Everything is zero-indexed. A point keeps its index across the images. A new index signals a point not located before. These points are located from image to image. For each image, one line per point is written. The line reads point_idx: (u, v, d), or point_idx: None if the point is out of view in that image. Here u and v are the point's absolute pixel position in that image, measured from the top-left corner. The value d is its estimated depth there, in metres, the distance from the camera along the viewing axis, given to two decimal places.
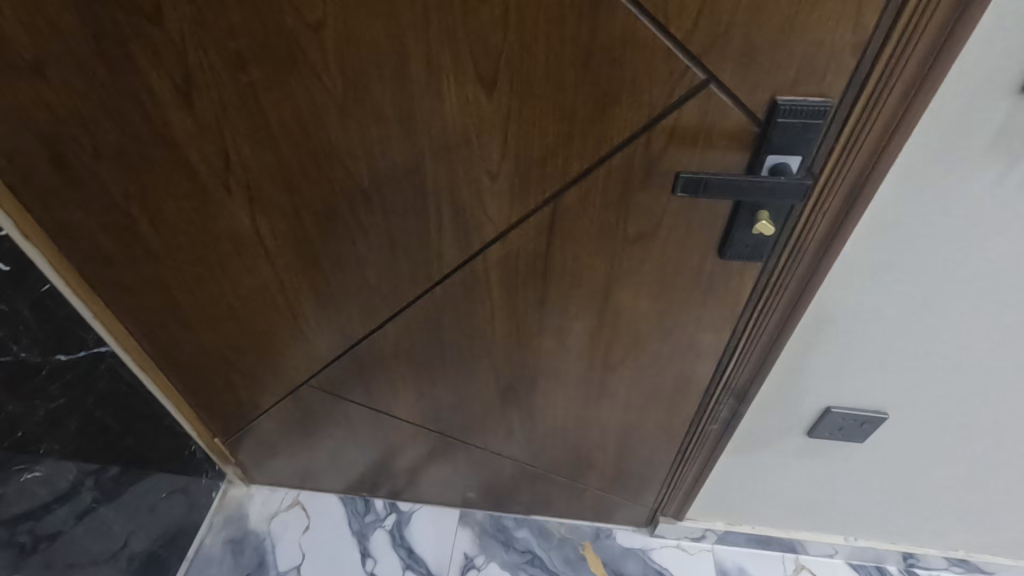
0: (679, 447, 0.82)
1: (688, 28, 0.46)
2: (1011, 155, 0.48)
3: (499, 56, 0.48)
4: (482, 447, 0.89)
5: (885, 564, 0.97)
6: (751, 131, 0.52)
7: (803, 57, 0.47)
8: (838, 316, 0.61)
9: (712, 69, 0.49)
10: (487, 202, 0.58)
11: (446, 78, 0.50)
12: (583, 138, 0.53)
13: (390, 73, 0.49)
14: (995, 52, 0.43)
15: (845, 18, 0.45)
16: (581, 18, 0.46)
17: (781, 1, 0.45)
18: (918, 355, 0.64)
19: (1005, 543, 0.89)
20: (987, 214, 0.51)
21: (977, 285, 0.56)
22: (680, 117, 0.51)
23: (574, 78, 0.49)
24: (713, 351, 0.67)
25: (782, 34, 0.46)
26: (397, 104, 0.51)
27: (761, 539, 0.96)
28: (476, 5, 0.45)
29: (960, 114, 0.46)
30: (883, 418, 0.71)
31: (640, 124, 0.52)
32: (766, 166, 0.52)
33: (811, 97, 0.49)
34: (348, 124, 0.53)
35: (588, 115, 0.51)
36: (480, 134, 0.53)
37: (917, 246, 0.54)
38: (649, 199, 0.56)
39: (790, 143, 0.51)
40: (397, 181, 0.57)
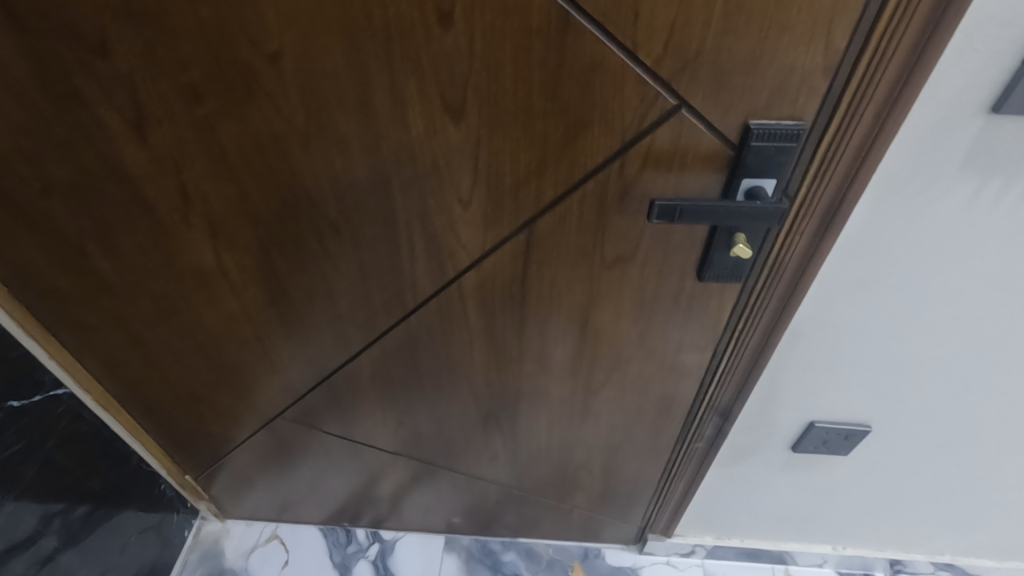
0: (673, 449, 0.93)
1: (657, 53, 0.46)
2: (976, 169, 0.51)
3: (467, 86, 0.50)
4: (467, 472, 1.04)
5: (872, 570, 1.19)
6: (726, 154, 0.52)
7: (775, 81, 0.47)
8: (817, 318, 0.67)
9: (683, 94, 0.49)
10: (460, 229, 0.61)
11: (412, 107, 0.52)
12: (556, 165, 0.55)
13: (353, 103, 0.52)
14: (962, 72, 0.45)
15: (815, 42, 0.45)
16: (547, 45, 0.47)
17: (749, 26, 0.45)
18: (890, 351, 0.71)
19: (965, 514, 1.01)
20: (955, 222, 0.56)
21: (942, 287, 0.62)
22: (653, 142, 0.52)
23: (545, 111, 0.51)
24: (696, 367, 0.76)
25: (752, 57, 0.46)
26: (363, 133, 0.54)
27: (748, 552, 1.18)
28: (440, 37, 0.47)
29: (929, 132, 0.49)
30: (865, 431, 0.83)
31: (613, 150, 0.53)
32: (742, 189, 0.53)
33: (783, 120, 0.49)
34: (313, 153, 0.56)
35: (560, 145, 0.53)
36: (451, 162, 0.55)
37: (888, 255, 0.59)
38: (625, 222, 0.59)
39: (765, 166, 0.52)
40: (365, 210, 0.60)
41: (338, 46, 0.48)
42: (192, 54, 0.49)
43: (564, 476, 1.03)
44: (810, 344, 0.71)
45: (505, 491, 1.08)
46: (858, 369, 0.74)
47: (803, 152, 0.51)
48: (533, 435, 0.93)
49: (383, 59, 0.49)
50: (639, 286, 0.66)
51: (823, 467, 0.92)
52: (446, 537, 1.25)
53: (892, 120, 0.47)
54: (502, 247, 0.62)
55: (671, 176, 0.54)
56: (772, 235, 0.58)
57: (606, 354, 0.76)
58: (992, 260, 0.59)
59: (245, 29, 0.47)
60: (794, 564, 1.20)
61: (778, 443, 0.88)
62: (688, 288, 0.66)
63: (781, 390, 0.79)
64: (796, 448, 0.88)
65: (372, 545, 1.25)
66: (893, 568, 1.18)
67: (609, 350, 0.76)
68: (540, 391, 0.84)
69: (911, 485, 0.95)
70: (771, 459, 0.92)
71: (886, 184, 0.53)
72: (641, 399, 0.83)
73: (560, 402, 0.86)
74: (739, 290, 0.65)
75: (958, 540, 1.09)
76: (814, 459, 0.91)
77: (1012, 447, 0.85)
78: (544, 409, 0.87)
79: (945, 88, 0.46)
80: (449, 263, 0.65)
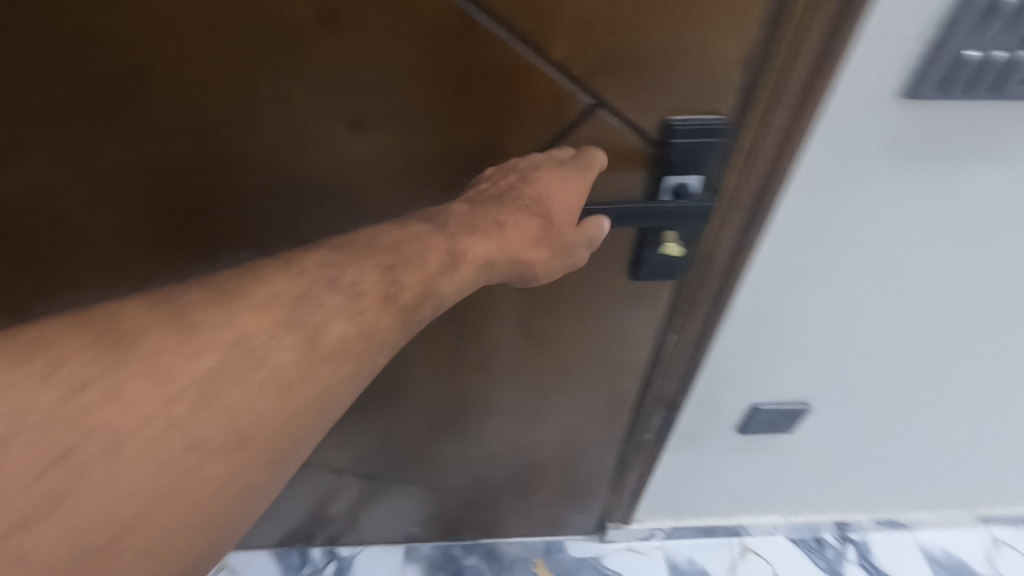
0: (625, 442, 0.92)
1: (567, 52, 0.43)
2: (893, 157, 0.51)
3: (366, 95, 0.45)
4: (420, 483, 1.01)
5: (822, 533, 1.24)
6: (649, 152, 0.50)
7: (691, 78, 0.45)
8: (752, 307, 0.67)
9: (599, 94, 0.46)
10: None
11: (308, 121, 0.47)
12: (474, 174, 0.51)
13: (240, 120, 0.46)
14: (875, 59, 0.44)
15: (730, 35, 0.43)
16: (449, 48, 0.43)
17: (661, 20, 0.42)
18: (823, 333, 0.72)
19: (902, 475, 1.06)
20: (876, 208, 0.56)
21: (868, 270, 0.63)
22: (572, 144, 0.49)
23: (455, 116, 0.47)
24: (639, 363, 0.75)
25: (667, 52, 0.43)
26: (257, 152, 0.49)
27: (707, 529, 1.23)
28: (329, 42, 0.42)
29: (846, 123, 0.48)
30: (805, 409, 0.84)
31: (532, 155, 0.50)
32: (668, 187, 0.52)
33: (704, 115, 0.47)
34: (202, 176, 0.50)
35: (475, 153, 0.50)
36: (360, 178, 0.51)
37: (816, 242, 0.59)
38: None
39: (689, 163, 0.50)
40: (271, 234, 0.55)
41: (215, 56, 0.43)
42: (39, 73, 0.42)
43: (519, 478, 1.01)
44: (749, 332, 0.71)
45: (461, 497, 1.06)
46: (796, 351, 0.75)
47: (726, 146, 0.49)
48: (483, 442, 0.91)
49: (269, 69, 0.44)
50: (575, 289, 0.64)
51: (771, 446, 0.94)
52: (406, 547, 1.22)
53: (809, 110, 0.46)
54: None
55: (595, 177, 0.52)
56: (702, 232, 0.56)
57: (549, 357, 0.74)
58: (914, 240, 0.60)
59: (100, 41, 0.41)
60: (748, 534, 1.23)
61: (725, 427, 0.89)
62: (625, 288, 0.64)
63: (724, 378, 0.79)
64: (743, 431, 0.89)
65: (329, 564, 1.20)
66: (839, 527, 1.24)
67: (552, 353, 0.74)
68: (486, 399, 0.81)
69: (852, 454, 0.98)
70: (720, 443, 0.93)
71: (809, 174, 0.52)
72: (588, 398, 0.82)
73: (507, 407, 0.83)
74: (676, 285, 0.64)
75: (896, 497, 1.14)
76: (762, 439, 0.92)
77: (940, 411, 0.89)
78: (492, 416, 0.85)
79: (859, 75, 0.45)
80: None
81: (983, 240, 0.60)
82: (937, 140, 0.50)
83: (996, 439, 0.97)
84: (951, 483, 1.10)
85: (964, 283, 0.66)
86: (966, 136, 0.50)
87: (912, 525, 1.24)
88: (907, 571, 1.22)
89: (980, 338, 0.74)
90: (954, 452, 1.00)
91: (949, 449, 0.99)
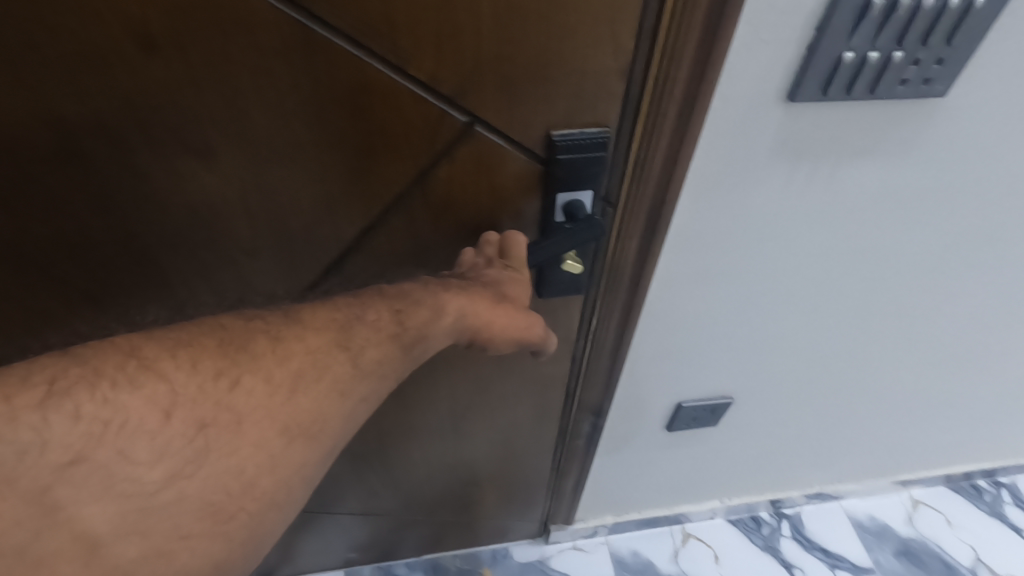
0: (557, 451, 0.90)
1: (430, 67, 0.39)
2: (786, 158, 0.51)
3: (206, 121, 0.40)
4: (348, 512, 0.96)
5: (758, 512, 1.28)
6: (536, 168, 0.47)
7: (569, 90, 0.42)
8: (665, 310, 0.66)
9: (473, 110, 0.42)
10: (254, 280, 0.52)
11: (141, 152, 0.41)
12: (347, 200, 0.47)
13: (57, 154, 0.40)
14: (754, 63, 0.43)
15: (604, 44, 0.40)
16: (293, 66, 0.38)
17: (528, 30, 0.39)
18: (737, 330, 0.72)
19: (826, 452, 1.10)
20: (774, 208, 0.55)
21: (773, 267, 0.63)
22: (452, 164, 0.46)
23: (315, 141, 0.43)
24: (560, 375, 0.73)
25: (540, 63, 0.40)
26: (87, 189, 0.43)
27: (650, 520, 1.23)
28: (146, 64, 0.37)
29: (735, 126, 0.47)
30: (728, 402, 0.85)
31: (410, 178, 0.46)
32: (560, 206, 0.49)
33: (588, 128, 0.45)
34: (27, 218, 0.44)
35: (344, 178, 0.45)
36: (217, 211, 0.46)
37: (717, 245, 0.58)
38: (446, 251, 0.53)
39: (578, 180, 0.47)
40: (125, 275, 0.49)
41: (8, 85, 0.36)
42: None
43: (454, 494, 0.98)
44: (663, 334, 0.70)
45: (396, 519, 1.02)
46: (713, 350, 0.75)
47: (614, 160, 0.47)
48: (410, 465, 0.87)
49: (84, 96, 0.37)
50: None
51: (700, 438, 0.95)
52: (345, 572, 1.18)
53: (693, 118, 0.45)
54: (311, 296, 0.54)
55: (482, 198, 0.49)
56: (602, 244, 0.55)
57: (464, 377, 0.71)
58: (811, 238, 0.60)
59: None
60: (690, 520, 1.26)
61: (653, 425, 0.89)
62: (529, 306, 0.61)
63: (647, 379, 0.78)
64: (671, 428, 0.89)
65: None
66: (774, 505, 1.28)
67: (466, 373, 0.70)
68: (406, 424, 0.77)
69: (777, 437, 1.01)
70: (651, 440, 0.93)
71: (702, 180, 0.51)
72: (512, 414, 0.79)
73: (430, 430, 0.79)
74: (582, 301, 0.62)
75: (823, 472, 1.19)
76: (690, 433, 0.93)
77: (855, 391, 0.92)
78: (414, 438, 0.81)
79: (740, 81, 0.44)
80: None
81: (877, 233, 0.61)
82: (824, 142, 0.50)
83: (907, 412, 1.02)
84: (871, 455, 1.15)
85: (864, 274, 0.67)
86: (852, 136, 0.50)
87: (841, 496, 1.30)
88: (838, 540, 1.27)
89: (884, 322, 0.77)
90: (870, 427, 1.04)
91: (866, 424, 1.03)
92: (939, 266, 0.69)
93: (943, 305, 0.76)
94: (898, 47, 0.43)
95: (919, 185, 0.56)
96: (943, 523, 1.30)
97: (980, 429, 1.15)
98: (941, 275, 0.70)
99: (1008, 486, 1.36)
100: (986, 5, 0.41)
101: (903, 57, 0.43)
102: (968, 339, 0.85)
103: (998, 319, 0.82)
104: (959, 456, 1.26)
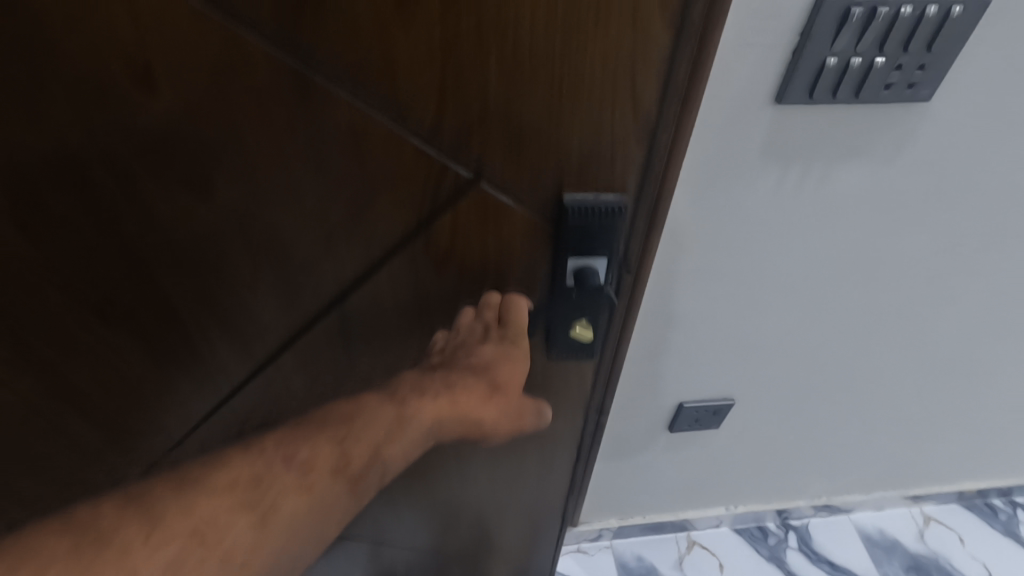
0: (566, 485, 0.90)
1: (434, 113, 0.43)
2: (779, 159, 0.53)
3: (213, 154, 0.43)
4: (355, 541, 0.93)
5: (765, 522, 1.27)
6: (547, 224, 0.51)
7: (581, 144, 0.45)
8: (664, 307, 0.68)
9: (482, 159, 0.46)
10: (258, 307, 0.55)
11: (148, 182, 0.44)
12: (349, 236, 0.51)
13: (66, 182, 0.43)
14: (742, 67, 0.45)
15: (619, 102, 0.43)
16: (296, 107, 0.42)
17: (537, 88, 0.42)
18: (738, 332, 0.74)
19: (830, 460, 1.10)
20: (772, 208, 0.58)
21: (771, 267, 0.65)
22: (456, 210, 0.50)
23: (324, 182, 0.47)
24: (567, 411, 0.74)
25: (546, 118, 0.44)
26: (93, 215, 0.45)
27: (654, 526, 1.22)
28: (153, 97, 0.40)
29: (727, 126, 0.50)
30: (729, 404, 0.86)
31: (410, 217, 0.50)
32: (571, 270, 0.52)
33: (602, 195, 0.49)
34: (34, 243, 0.46)
35: (346, 216, 0.49)
36: (222, 240, 0.49)
37: (712, 245, 0.61)
38: (450, 287, 0.57)
39: (590, 245, 0.51)
40: (131, 299, 0.52)
41: (61, 134, 0.40)
42: None
43: (462, 531, 0.96)
44: (662, 331, 0.72)
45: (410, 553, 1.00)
46: (712, 352, 0.77)
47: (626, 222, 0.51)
48: (416, 494, 0.87)
49: (121, 144, 0.41)
50: None
51: (700, 442, 0.96)
52: None
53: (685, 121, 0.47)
54: (315, 324, 0.58)
55: (488, 249, 0.53)
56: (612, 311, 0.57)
57: None
58: (806, 241, 0.62)
59: None
60: (694, 529, 1.25)
61: (655, 426, 0.90)
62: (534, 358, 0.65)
63: (648, 377, 0.80)
64: (673, 429, 0.90)
65: None
66: (781, 516, 1.27)
67: None
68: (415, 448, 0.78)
69: (781, 444, 1.01)
70: (653, 442, 0.94)
71: (695, 177, 0.53)
72: (520, 448, 0.80)
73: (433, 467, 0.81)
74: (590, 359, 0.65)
75: (829, 483, 1.18)
76: (691, 435, 0.94)
77: (858, 399, 0.92)
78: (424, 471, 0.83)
79: (728, 83, 0.47)
80: (257, 344, 0.58)
81: (872, 236, 0.63)
82: (815, 143, 0.52)
83: (912, 423, 1.02)
84: (878, 465, 1.15)
85: (861, 278, 0.68)
86: (840, 139, 0.52)
87: (850, 510, 1.28)
88: (844, 554, 1.26)
89: (884, 328, 0.78)
90: (875, 436, 1.04)
91: (871, 433, 1.03)
92: (937, 271, 0.70)
93: (943, 313, 0.77)
94: (879, 53, 0.45)
95: (911, 189, 0.58)
96: (955, 542, 1.28)
97: (991, 443, 1.13)
98: (939, 280, 0.71)
99: (1023, 506, 1.33)
100: (963, 13, 0.44)
101: (884, 62, 0.46)
102: (971, 347, 0.85)
103: (1001, 327, 0.82)
104: (971, 474, 1.24)
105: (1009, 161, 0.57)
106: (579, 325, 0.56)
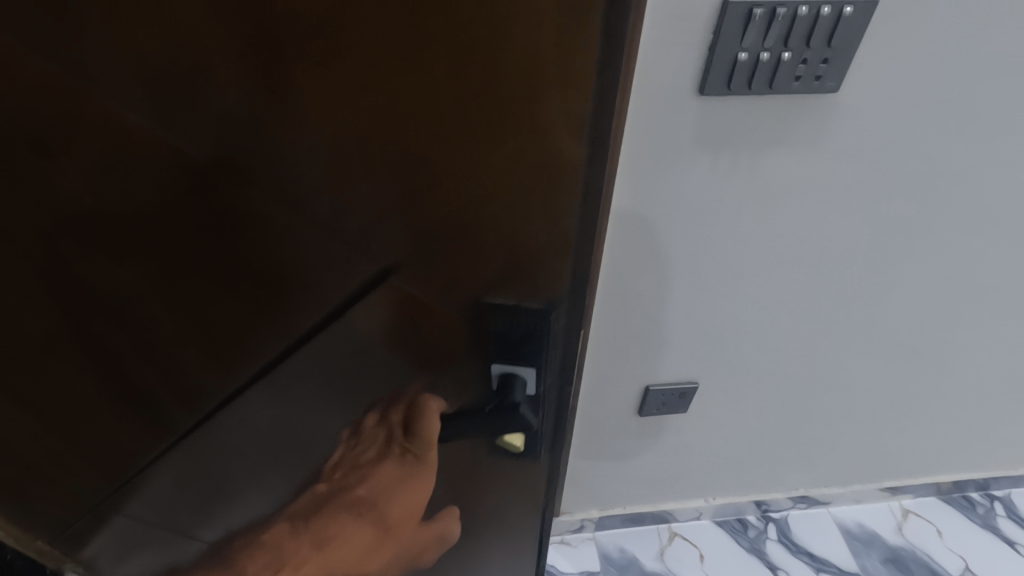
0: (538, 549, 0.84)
1: (347, 192, 0.37)
2: (710, 148, 0.59)
3: (58, 212, 0.34)
4: None
5: (745, 514, 1.30)
6: (468, 327, 0.48)
7: (503, 238, 0.42)
8: (622, 291, 0.74)
9: (399, 249, 0.41)
10: (138, 408, 0.45)
11: None
12: (250, 333, 0.42)
13: None
14: (664, 62, 0.52)
15: (534, 214, 0.40)
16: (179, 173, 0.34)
17: (463, 185, 0.38)
18: (694, 317, 0.79)
19: (802, 451, 1.14)
20: (710, 195, 0.63)
21: (718, 252, 0.70)
22: (371, 297, 0.44)
23: (216, 287, 0.40)
24: (515, 504, 0.69)
25: (472, 226, 0.41)
26: None
27: (635, 517, 1.26)
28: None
29: (659, 117, 0.56)
30: (694, 387, 0.90)
31: (320, 309, 0.43)
32: (498, 376, 0.51)
33: (528, 298, 0.46)
34: None
35: (246, 309, 0.41)
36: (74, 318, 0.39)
37: (658, 227, 0.66)
38: (370, 381, 0.50)
39: (518, 356, 0.50)
40: None
41: None
42: None
43: None
44: (621, 314, 0.77)
45: None
46: (672, 336, 0.82)
47: (556, 331, 0.49)
48: None
49: None
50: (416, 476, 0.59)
51: (670, 428, 1.01)
52: None
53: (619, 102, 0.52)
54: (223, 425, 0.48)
55: (415, 342, 0.49)
56: (552, 407, 0.57)
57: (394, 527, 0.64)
58: (747, 223, 0.67)
59: None
60: (675, 521, 1.29)
61: (625, 410, 0.95)
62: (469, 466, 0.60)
63: (614, 362, 0.85)
64: (642, 413, 0.95)
65: None
66: (760, 508, 1.29)
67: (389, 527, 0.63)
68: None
69: (750, 432, 1.05)
70: (625, 427, 0.99)
71: (634, 160, 0.59)
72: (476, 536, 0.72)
73: None
74: (534, 464, 0.63)
75: (804, 473, 1.22)
76: (661, 421, 0.99)
77: (819, 385, 0.97)
78: None
79: (654, 76, 0.53)
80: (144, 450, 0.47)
81: (809, 219, 0.68)
82: (740, 133, 0.58)
83: (877, 411, 1.05)
84: (851, 455, 1.18)
85: (804, 261, 0.73)
86: (763, 127, 0.58)
87: (828, 503, 1.31)
88: (823, 545, 1.29)
89: (834, 313, 0.82)
90: (844, 425, 1.08)
91: (839, 422, 1.07)
92: (877, 256, 0.74)
93: (888, 300, 0.82)
94: (784, 48, 0.52)
95: (837, 174, 0.64)
96: (933, 534, 1.31)
97: (960, 434, 1.17)
98: (881, 264, 0.76)
99: (1000, 499, 1.36)
100: (855, 13, 0.50)
101: (791, 57, 0.52)
102: (923, 333, 0.89)
103: (949, 313, 0.86)
104: (945, 466, 1.27)
105: (924, 146, 0.63)
106: (508, 434, 0.55)
